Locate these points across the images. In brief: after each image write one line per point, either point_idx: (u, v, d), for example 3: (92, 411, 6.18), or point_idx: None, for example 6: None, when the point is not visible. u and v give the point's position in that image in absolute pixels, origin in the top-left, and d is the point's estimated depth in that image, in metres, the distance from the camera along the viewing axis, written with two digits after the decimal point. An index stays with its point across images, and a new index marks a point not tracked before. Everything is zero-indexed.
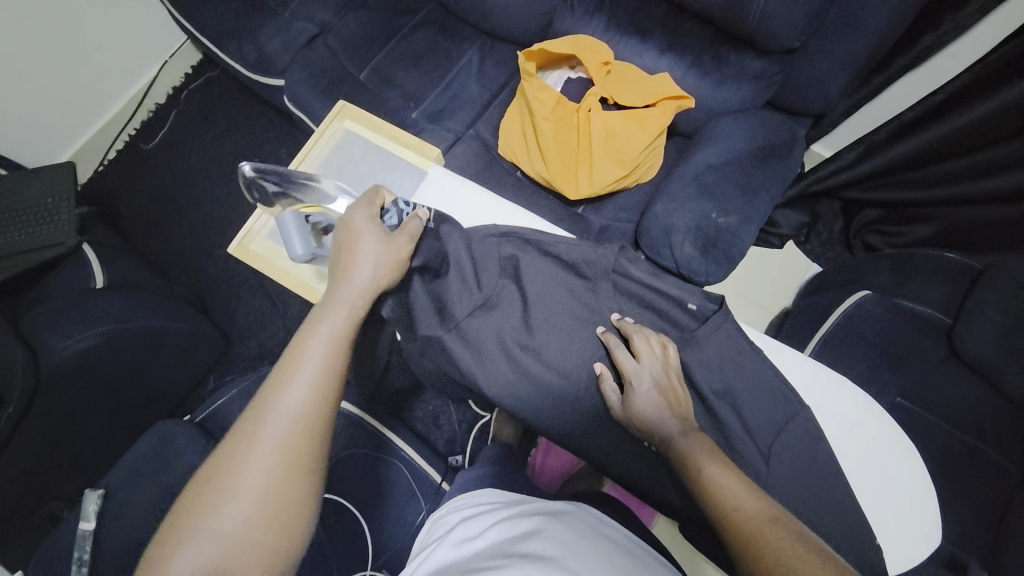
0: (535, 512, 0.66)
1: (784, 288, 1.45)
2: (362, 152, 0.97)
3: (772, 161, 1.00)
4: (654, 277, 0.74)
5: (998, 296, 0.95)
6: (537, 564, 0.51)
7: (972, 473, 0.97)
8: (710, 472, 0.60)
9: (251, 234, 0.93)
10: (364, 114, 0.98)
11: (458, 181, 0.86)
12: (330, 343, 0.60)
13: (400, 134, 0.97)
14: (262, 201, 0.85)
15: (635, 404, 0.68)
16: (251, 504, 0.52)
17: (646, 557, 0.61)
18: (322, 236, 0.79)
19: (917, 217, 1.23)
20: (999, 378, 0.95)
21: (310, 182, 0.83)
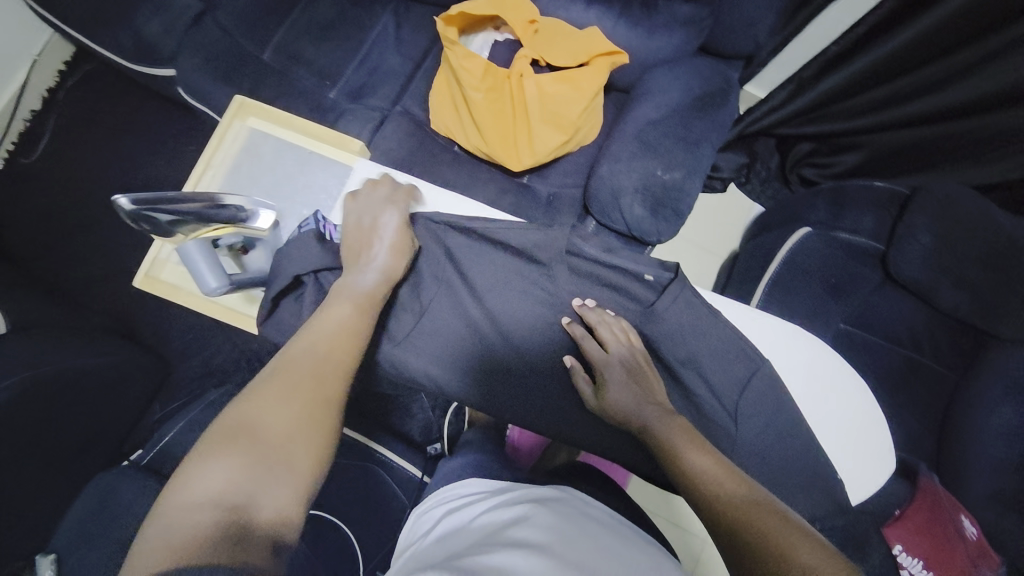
0: (523, 496, 0.64)
1: (732, 231, 1.48)
2: (274, 152, 0.88)
3: (711, 110, 0.99)
4: (608, 254, 0.71)
5: (927, 219, 1.02)
6: (525, 553, 0.49)
7: (912, 381, 1.06)
8: (693, 459, 0.60)
9: (159, 264, 0.83)
10: (268, 110, 0.89)
11: (389, 173, 0.80)
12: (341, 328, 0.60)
13: (314, 129, 0.88)
14: (142, 231, 0.64)
15: (609, 395, 0.68)
16: (269, 441, 0.49)
17: (634, 536, 0.61)
18: (243, 258, 0.80)
19: (846, 147, 1.28)
20: (933, 294, 1.02)
21: (214, 202, 0.70)
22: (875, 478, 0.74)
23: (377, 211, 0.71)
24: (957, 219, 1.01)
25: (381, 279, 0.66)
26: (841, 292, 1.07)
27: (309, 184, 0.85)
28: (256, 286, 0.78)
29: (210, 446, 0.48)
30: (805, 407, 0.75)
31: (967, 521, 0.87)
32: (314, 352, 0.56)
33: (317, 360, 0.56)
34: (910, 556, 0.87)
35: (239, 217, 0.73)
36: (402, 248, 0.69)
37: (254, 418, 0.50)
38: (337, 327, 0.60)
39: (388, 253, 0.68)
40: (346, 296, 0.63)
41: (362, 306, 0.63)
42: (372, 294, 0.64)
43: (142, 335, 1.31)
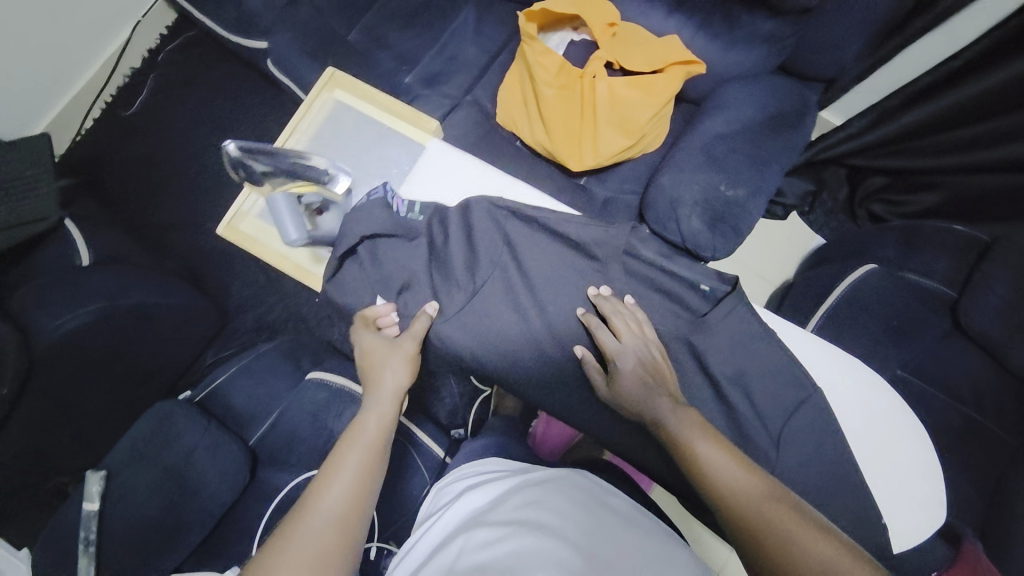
0: (538, 479, 0.65)
1: (789, 259, 1.43)
2: (354, 124, 0.92)
3: (783, 131, 0.96)
4: (666, 258, 0.73)
5: (1008, 271, 0.95)
6: (535, 535, 0.51)
7: (968, 442, 0.99)
8: (704, 449, 0.60)
9: (240, 215, 0.89)
10: (355, 83, 0.93)
11: (457, 155, 0.82)
12: (354, 468, 0.61)
13: (395, 105, 0.92)
14: (244, 180, 0.77)
15: (622, 386, 0.67)
16: None
17: (649, 525, 0.61)
18: (316, 219, 0.82)
19: (923, 186, 1.20)
20: (1005, 351, 0.96)
21: (301, 160, 0.78)
22: (920, 530, 0.70)
23: (375, 332, 0.73)
24: None
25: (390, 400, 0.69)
26: (901, 336, 1.02)
27: (382, 159, 0.89)
28: (326, 244, 0.82)
29: None
30: (853, 443, 0.72)
31: None
32: (335, 489, 0.59)
33: (339, 498, 0.59)
34: None
35: (318, 178, 0.78)
36: (399, 365, 0.71)
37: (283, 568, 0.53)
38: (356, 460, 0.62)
39: (388, 376, 0.70)
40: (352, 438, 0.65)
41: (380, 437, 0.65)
42: (383, 422, 0.67)
43: (204, 284, 1.40)
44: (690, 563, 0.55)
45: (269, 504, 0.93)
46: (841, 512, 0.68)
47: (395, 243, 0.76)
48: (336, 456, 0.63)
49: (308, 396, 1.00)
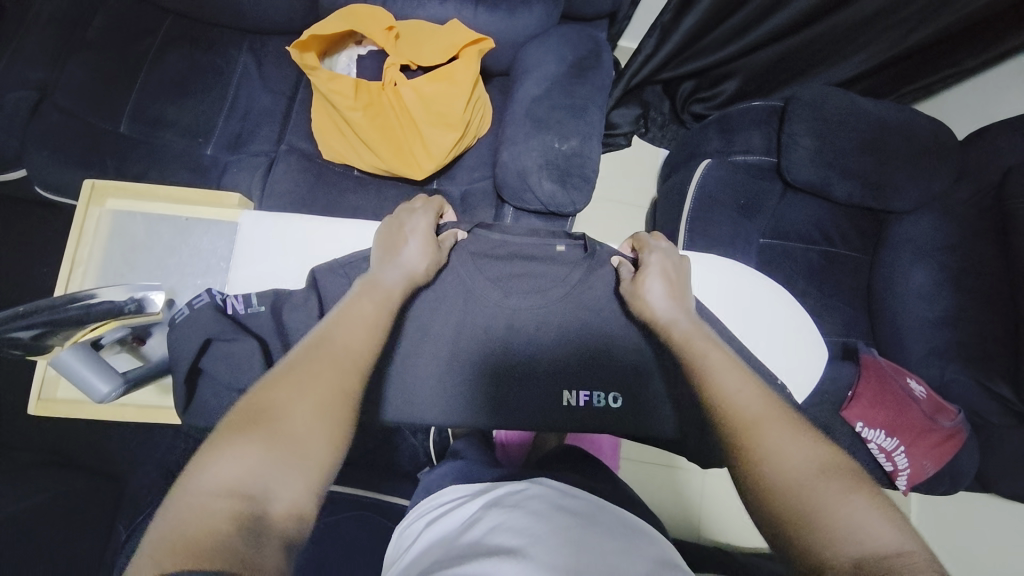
0: (500, 500, 0.63)
1: (648, 178, 1.56)
2: (147, 231, 0.82)
3: (589, 73, 1.01)
4: (508, 236, 0.79)
5: (804, 124, 1.09)
6: (500, 559, 0.49)
7: (832, 273, 1.17)
8: (713, 356, 0.60)
9: (51, 382, 0.76)
10: (125, 187, 0.83)
11: (276, 221, 0.76)
12: (361, 323, 0.59)
13: (183, 194, 0.84)
14: (25, 349, 0.60)
15: (646, 281, 0.69)
16: (295, 423, 0.48)
17: (612, 518, 0.61)
18: (142, 347, 0.75)
19: (722, 76, 1.36)
20: (829, 189, 1.11)
21: (85, 303, 0.62)
22: (812, 378, 0.78)
23: (403, 218, 0.73)
24: (828, 116, 1.10)
25: (403, 276, 0.66)
26: (752, 210, 1.15)
27: (197, 254, 0.81)
28: (163, 373, 0.73)
29: (228, 434, 0.46)
30: (739, 329, 0.79)
31: (913, 382, 0.97)
32: (334, 342, 0.56)
33: (338, 350, 0.55)
34: (872, 428, 0.98)
35: (122, 310, 0.64)
36: (417, 247, 0.69)
37: (277, 399, 0.49)
38: (358, 322, 0.59)
39: (413, 261, 0.68)
40: (360, 295, 0.63)
41: (383, 305, 0.62)
42: (393, 292, 0.64)
43: (78, 457, 1.19)
44: (650, 549, 0.54)
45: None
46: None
47: (228, 351, 0.66)
48: (349, 307, 0.61)
49: None
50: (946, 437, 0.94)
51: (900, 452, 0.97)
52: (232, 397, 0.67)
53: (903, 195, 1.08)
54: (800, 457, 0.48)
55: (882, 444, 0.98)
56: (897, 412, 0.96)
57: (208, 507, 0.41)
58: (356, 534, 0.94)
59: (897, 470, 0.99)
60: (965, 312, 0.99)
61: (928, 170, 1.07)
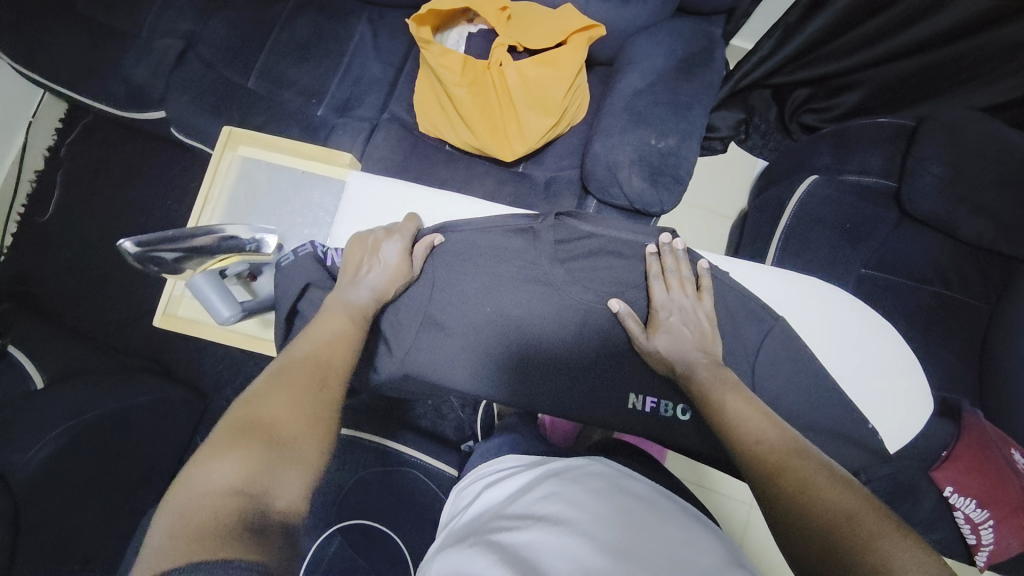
0: (556, 473, 0.63)
1: (740, 189, 1.48)
2: (268, 179, 0.90)
3: (697, 70, 0.97)
4: (598, 223, 0.77)
5: (937, 149, 0.98)
6: (553, 530, 0.50)
7: (939, 318, 1.05)
8: (734, 405, 0.61)
9: (175, 301, 0.87)
10: (255, 135, 0.91)
11: (376, 183, 0.81)
12: (333, 335, 0.63)
13: (301, 147, 0.90)
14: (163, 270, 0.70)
15: (660, 337, 0.70)
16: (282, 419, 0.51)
17: (666, 509, 0.58)
18: (253, 283, 0.82)
19: (844, 86, 1.25)
20: (954, 226, 0.98)
21: (216, 235, 0.71)
22: (911, 426, 0.72)
23: (376, 237, 0.73)
24: (968, 143, 0.97)
25: (372, 294, 0.70)
26: (857, 237, 1.05)
27: (304, 205, 0.88)
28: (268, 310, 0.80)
29: (222, 435, 0.48)
30: (824, 358, 0.73)
31: (1017, 454, 0.87)
32: (315, 356, 0.59)
33: (319, 363, 0.58)
34: (963, 496, 0.87)
35: (245, 247, 0.74)
36: (388, 268, 0.71)
37: (268, 410, 0.51)
38: (331, 334, 0.63)
39: (377, 277, 0.71)
40: (334, 312, 0.66)
41: (356, 319, 0.67)
42: (364, 309, 0.68)
43: (173, 370, 1.34)
44: (710, 547, 0.52)
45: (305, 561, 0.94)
46: (834, 427, 0.70)
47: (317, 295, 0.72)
48: (319, 322, 0.64)
49: None
50: None
51: (988, 527, 0.87)
52: None
53: None
54: (838, 497, 0.47)
55: (970, 513, 0.87)
56: (993, 483, 0.86)
57: (210, 507, 0.41)
58: (401, 489, 1.00)
59: (978, 545, 0.88)
60: None
61: None
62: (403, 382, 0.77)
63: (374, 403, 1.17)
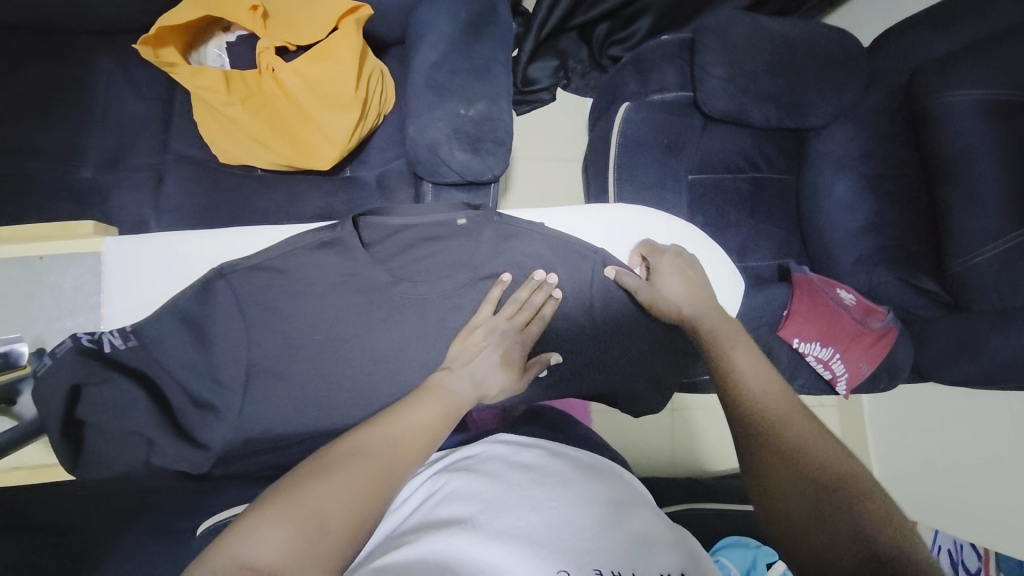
0: (458, 465, 0.64)
1: (577, 132, 1.54)
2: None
3: (485, 29, 0.95)
4: (408, 212, 0.74)
5: (715, 53, 1.07)
6: (455, 534, 0.51)
7: (759, 199, 1.19)
8: (741, 358, 0.66)
9: None
10: None
11: (142, 243, 0.72)
12: (418, 424, 0.63)
13: (28, 229, 0.73)
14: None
15: (663, 285, 0.75)
16: (332, 503, 0.51)
17: (563, 467, 0.62)
18: (14, 407, 0.70)
19: (634, 15, 1.34)
20: (746, 117, 1.10)
21: None
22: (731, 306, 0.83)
23: (499, 342, 0.72)
24: (735, 42, 1.07)
25: (471, 389, 0.70)
26: (676, 149, 1.14)
27: (60, 292, 0.74)
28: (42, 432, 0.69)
29: (259, 515, 0.50)
30: None
31: (843, 291, 1.03)
32: (393, 439, 0.60)
33: (392, 443, 0.59)
34: (809, 343, 1.02)
35: None
36: (499, 372, 0.72)
37: (320, 491, 0.52)
38: (418, 426, 0.63)
39: (490, 373, 0.71)
40: (434, 399, 0.66)
41: (447, 414, 0.66)
42: (462, 401, 0.68)
43: None
44: (596, 491, 0.58)
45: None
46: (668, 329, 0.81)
47: (104, 388, 0.65)
48: (408, 404, 0.65)
49: None
50: (877, 337, 1.00)
51: (836, 360, 1.01)
52: (130, 438, 0.66)
53: (817, 110, 1.10)
54: (819, 448, 0.54)
55: (819, 355, 1.02)
56: (825, 324, 1.00)
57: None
58: None
59: (836, 377, 1.02)
60: (885, 217, 1.06)
61: (837, 83, 1.08)
62: (247, 447, 0.71)
63: None
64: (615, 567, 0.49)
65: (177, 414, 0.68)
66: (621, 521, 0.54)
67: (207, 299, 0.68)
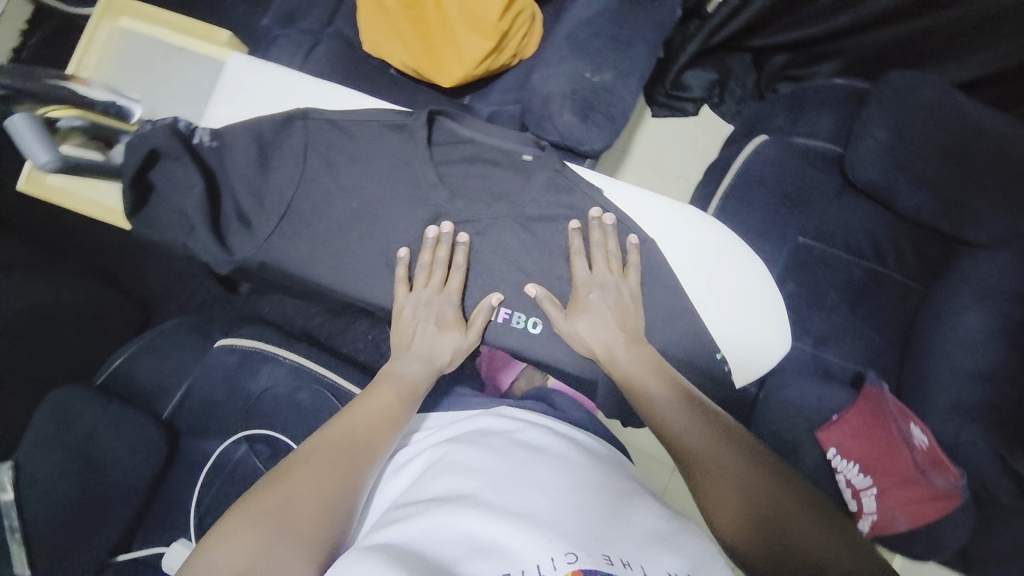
0: (467, 437, 0.62)
1: (706, 151, 1.41)
2: (158, 55, 0.89)
3: (646, 6, 0.92)
4: (481, 128, 0.78)
5: (883, 114, 0.96)
6: (452, 509, 0.49)
7: (874, 294, 1.02)
8: (688, 440, 0.62)
9: None
10: (139, 8, 0.91)
11: (258, 67, 0.81)
12: (374, 411, 0.66)
13: (184, 24, 0.91)
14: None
15: (578, 321, 0.73)
16: (296, 501, 0.55)
17: (573, 449, 0.60)
18: (108, 151, 0.81)
19: (823, 56, 1.20)
20: (892, 197, 0.97)
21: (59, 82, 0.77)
22: (765, 361, 0.76)
23: (428, 313, 0.75)
24: (914, 109, 0.94)
25: (423, 367, 0.74)
26: (798, 202, 1.03)
27: (189, 87, 0.87)
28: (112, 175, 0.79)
29: (228, 521, 0.53)
30: (690, 284, 0.77)
31: (917, 429, 0.86)
32: (349, 429, 0.63)
33: (349, 434, 0.63)
34: (845, 459, 0.89)
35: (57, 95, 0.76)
36: (447, 342, 0.75)
37: (285, 493, 0.56)
38: (375, 411, 0.67)
39: (437, 346, 0.75)
40: (388, 386, 0.70)
41: (403, 396, 0.70)
42: (414, 381, 0.72)
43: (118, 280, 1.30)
44: (606, 480, 0.55)
45: (190, 498, 0.89)
46: (688, 357, 0.75)
47: (173, 166, 0.75)
48: (365, 396, 0.69)
49: (219, 362, 0.95)
50: (936, 496, 0.82)
51: (869, 494, 0.88)
52: (180, 217, 0.76)
53: (983, 223, 0.92)
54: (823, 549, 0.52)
55: (851, 477, 0.89)
56: (876, 450, 0.87)
57: None
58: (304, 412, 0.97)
59: (861, 512, 0.89)
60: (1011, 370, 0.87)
61: None
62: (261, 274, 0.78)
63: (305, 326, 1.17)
64: (627, 557, 0.45)
65: (220, 217, 0.76)
66: (629, 516, 0.50)
67: (284, 132, 0.77)
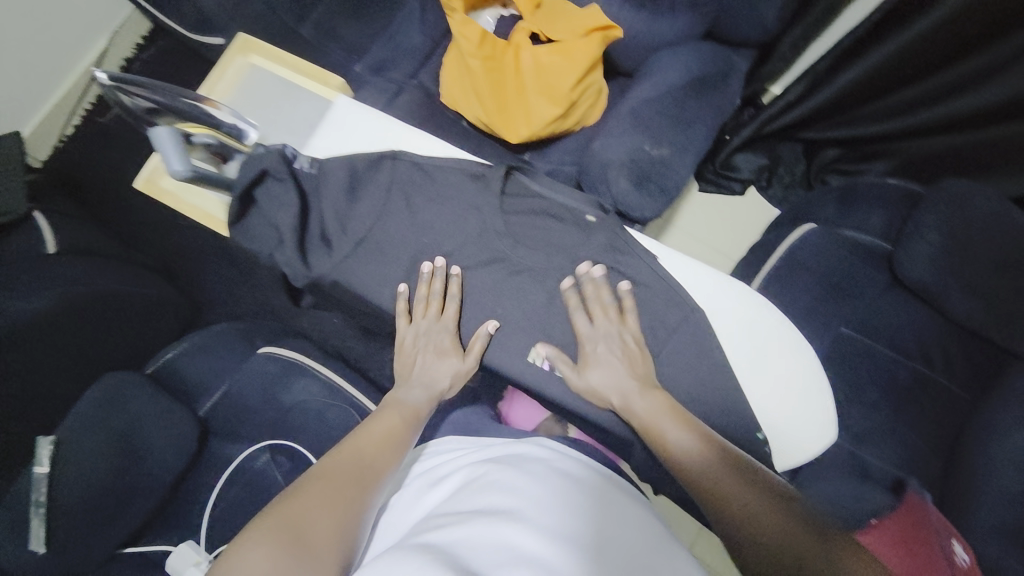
0: (504, 458, 0.64)
1: (749, 230, 1.43)
2: (272, 86, 1.00)
3: (708, 93, 0.99)
4: (549, 187, 0.83)
5: (935, 217, 0.97)
6: (496, 522, 0.51)
7: (916, 395, 0.99)
8: (716, 477, 0.64)
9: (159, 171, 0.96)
10: (266, 47, 1.02)
11: (359, 109, 0.90)
12: (380, 434, 0.71)
13: (303, 67, 1.00)
14: (141, 111, 0.88)
15: (591, 372, 0.75)
16: (313, 517, 0.57)
17: (606, 484, 0.62)
18: (223, 166, 0.91)
19: (875, 154, 1.24)
20: (941, 300, 0.97)
21: (195, 103, 0.88)
22: (804, 450, 0.75)
23: (428, 339, 0.81)
24: (968, 219, 0.95)
25: (424, 394, 0.80)
26: (841, 292, 1.03)
27: (293, 117, 0.97)
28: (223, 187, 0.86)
29: (245, 534, 0.55)
30: (738, 362, 0.77)
31: (957, 546, 0.77)
32: (358, 450, 0.67)
33: (358, 455, 0.67)
34: None
35: (190, 114, 0.87)
36: (447, 369, 0.80)
37: (302, 509, 0.58)
38: (382, 435, 0.71)
39: (437, 376, 0.80)
40: (392, 411, 0.76)
41: (406, 419, 0.75)
42: (415, 407, 0.78)
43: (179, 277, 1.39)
44: (643, 518, 0.58)
45: (209, 499, 0.92)
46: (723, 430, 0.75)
47: (272, 187, 0.82)
48: (373, 421, 0.73)
49: (259, 369, 0.98)
50: None
51: None
52: (272, 231, 0.83)
53: None
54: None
55: None
56: None
57: None
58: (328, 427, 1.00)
59: None
60: None
61: None
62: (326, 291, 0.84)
63: (343, 343, 1.21)
64: None
65: (305, 236, 0.83)
66: (666, 559, 0.53)
67: (374, 167, 0.84)
